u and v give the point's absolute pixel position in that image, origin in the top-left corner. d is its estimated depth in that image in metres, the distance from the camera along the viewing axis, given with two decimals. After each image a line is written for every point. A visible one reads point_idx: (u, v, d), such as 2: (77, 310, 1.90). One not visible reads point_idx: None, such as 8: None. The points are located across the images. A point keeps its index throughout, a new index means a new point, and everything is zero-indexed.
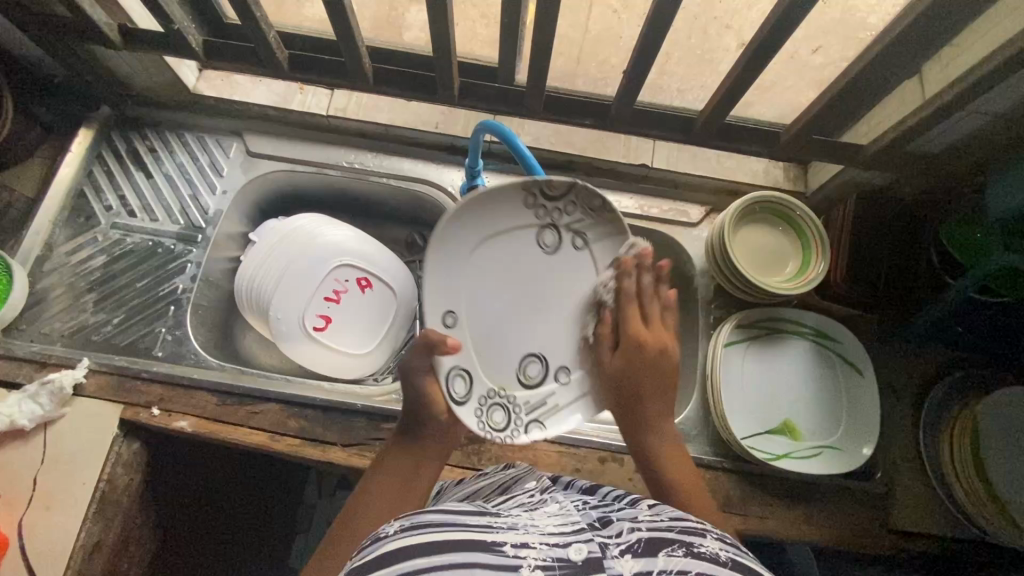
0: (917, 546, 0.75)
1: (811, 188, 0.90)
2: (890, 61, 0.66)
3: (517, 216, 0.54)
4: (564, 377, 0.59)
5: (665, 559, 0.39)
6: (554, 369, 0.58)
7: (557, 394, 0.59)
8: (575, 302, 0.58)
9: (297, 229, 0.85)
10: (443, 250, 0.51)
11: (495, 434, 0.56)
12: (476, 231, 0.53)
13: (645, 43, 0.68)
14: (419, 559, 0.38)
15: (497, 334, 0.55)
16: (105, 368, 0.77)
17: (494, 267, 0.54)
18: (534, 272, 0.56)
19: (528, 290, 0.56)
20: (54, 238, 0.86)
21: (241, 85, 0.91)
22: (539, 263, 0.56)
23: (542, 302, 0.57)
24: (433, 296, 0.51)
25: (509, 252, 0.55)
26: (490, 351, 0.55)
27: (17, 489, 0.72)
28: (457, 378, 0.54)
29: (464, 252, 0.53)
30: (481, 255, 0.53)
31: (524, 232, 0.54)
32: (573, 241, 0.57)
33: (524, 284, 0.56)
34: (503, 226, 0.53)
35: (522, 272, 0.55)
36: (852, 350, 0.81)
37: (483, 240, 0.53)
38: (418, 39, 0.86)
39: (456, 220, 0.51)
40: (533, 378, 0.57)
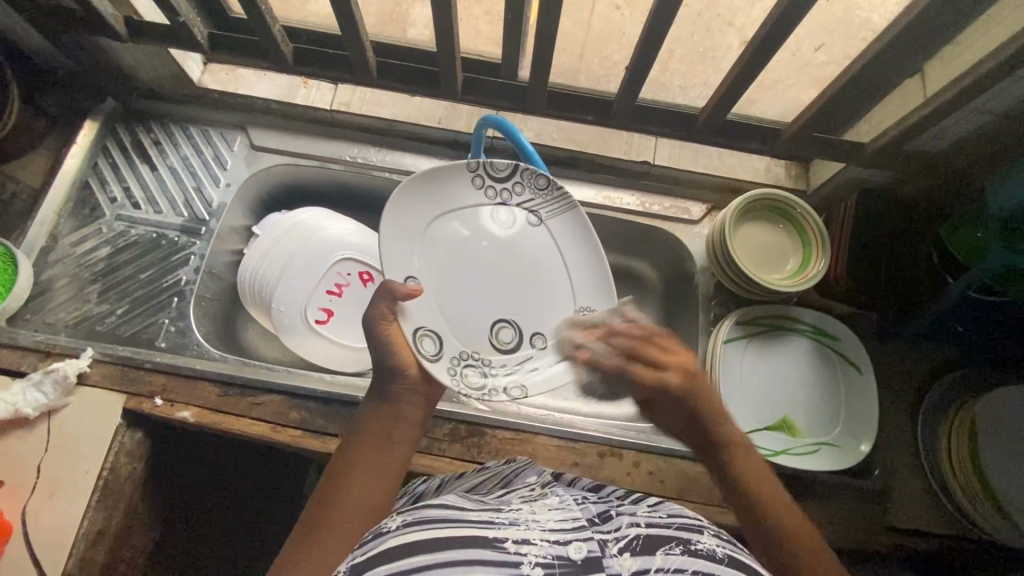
0: (913, 543, 0.76)
1: (812, 186, 0.90)
2: (889, 60, 0.67)
3: (468, 196, 0.64)
4: (539, 343, 0.66)
5: (663, 557, 0.41)
6: (527, 335, 0.65)
7: (534, 359, 0.66)
8: (539, 270, 0.66)
9: (300, 222, 0.85)
10: (398, 221, 0.61)
11: (472, 392, 0.63)
12: (432, 209, 0.63)
13: (647, 40, 0.69)
14: (420, 556, 0.39)
15: (466, 304, 0.63)
16: (109, 358, 0.78)
17: (451, 238, 0.63)
18: (494, 243, 0.65)
19: (490, 261, 0.64)
20: (58, 229, 0.87)
21: (245, 79, 0.92)
22: (496, 237, 0.65)
23: (508, 270, 0.65)
24: (397, 260, 0.61)
25: (465, 227, 0.64)
26: (459, 318, 0.63)
27: (20, 477, 0.72)
28: (426, 338, 0.60)
29: (423, 227, 0.63)
30: (434, 228, 0.63)
31: (476, 209, 0.65)
32: (529, 218, 0.66)
33: (486, 254, 0.64)
34: (455, 203, 0.64)
35: (482, 244, 0.64)
36: (851, 348, 0.81)
37: (437, 217, 0.63)
38: (422, 35, 0.87)
39: (410, 198, 0.62)
40: (509, 341, 0.65)
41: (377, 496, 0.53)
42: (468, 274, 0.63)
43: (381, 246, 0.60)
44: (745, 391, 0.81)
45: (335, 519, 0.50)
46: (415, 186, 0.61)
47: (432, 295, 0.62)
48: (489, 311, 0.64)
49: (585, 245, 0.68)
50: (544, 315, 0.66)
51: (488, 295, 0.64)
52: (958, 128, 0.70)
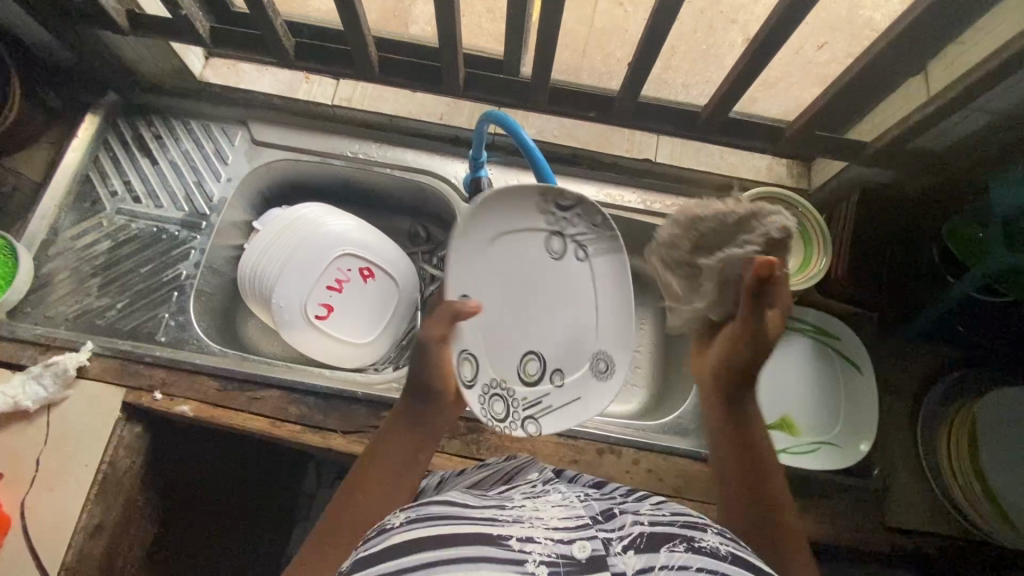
0: (915, 543, 0.75)
1: (814, 185, 0.90)
2: (891, 59, 0.66)
3: (530, 217, 0.59)
4: (558, 379, 0.60)
5: (667, 554, 0.41)
6: (551, 369, 0.60)
7: (552, 396, 0.60)
8: (574, 308, 0.62)
9: (301, 217, 0.85)
10: (471, 228, 0.54)
11: (496, 424, 0.56)
12: (495, 225, 0.57)
13: (651, 37, 0.68)
14: (425, 554, 0.39)
15: (505, 330, 0.57)
16: (109, 352, 0.78)
17: (507, 260, 0.58)
18: (540, 272, 0.60)
19: (531, 289, 0.59)
20: (59, 222, 0.87)
21: (247, 74, 0.93)
22: (544, 267, 0.60)
23: (545, 301, 0.60)
24: (454, 269, 0.54)
25: (518, 248, 0.58)
26: (497, 341, 0.56)
27: (19, 469, 0.72)
28: (465, 361, 0.54)
29: (483, 242, 0.56)
30: (495, 245, 0.57)
31: (531, 233, 0.59)
32: (576, 252, 0.62)
33: (529, 282, 0.59)
34: (518, 223, 0.58)
35: (529, 271, 0.59)
36: (852, 348, 0.81)
37: (502, 234, 0.57)
38: (424, 31, 0.87)
39: (483, 207, 0.55)
40: (533, 375, 0.59)
41: (387, 506, 0.52)
42: (511, 298, 0.58)
43: (454, 250, 0.54)
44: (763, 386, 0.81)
45: (342, 525, 0.50)
46: (495, 198, 0.56)
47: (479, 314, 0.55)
48: (521, 339, 0.58)
49: (619, 294, 0.64)
50: (573, 352, 0.62)
51: (522, 322, 0.59)
52: (961, 128, 0.70)
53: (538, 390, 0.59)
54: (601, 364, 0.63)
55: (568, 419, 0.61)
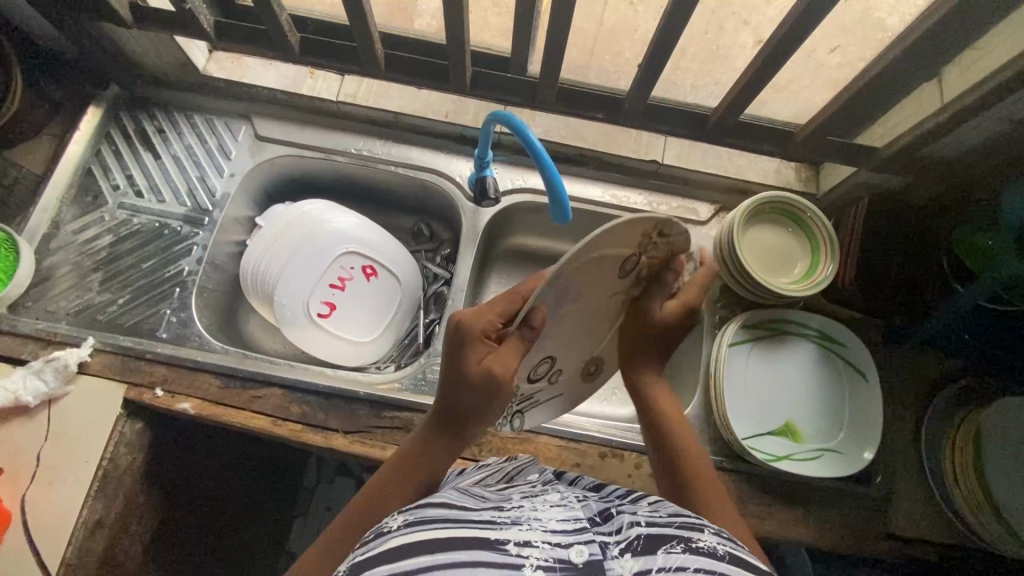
0: (913, 551, 0.75)
1: (822, 189, 0.89)
2: (907, 65, 0.65)
3: (620, 241, 0.47)
4: (556, 378, 0.61)
5: (664, 556, 0.39)
6: (553, 370, 0.59)
7: (542, 392, 0.62)
8: (592, 315, 0.56)
9: (304, 214, 0.84)
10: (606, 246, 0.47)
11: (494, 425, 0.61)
12: (611, 244, 0.47)
13: (663, 37, 0.67)
14: (421, 558, 0.38)
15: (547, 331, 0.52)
16: (110, 348, 0.77)
17: (580, 292, 0.50)
18: (603, 278, 0.51)
19: (596, 289, 0.52)
20: (61, 216, 0.87)
21: (251, 68, 0.92)
22: (591, 288, 0.51)
23: (599, 303, 0.55)
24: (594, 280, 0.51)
25: (598, 266, 0.49)
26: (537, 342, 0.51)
27: (20, 464, 0.72)
28: (543, 362, 0.56)
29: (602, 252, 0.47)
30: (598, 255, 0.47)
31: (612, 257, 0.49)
32: (638, 257, 0.53)
33: (596, 288, 0.52)
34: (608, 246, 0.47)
35: (592, 285, 0.51)
36: (858, 355, 0.80)
37: (612, 259, 0.49)
38: (429, 25, 0.84)
39: (617, 238, 0.47)
40: (538, 375, 0.57)
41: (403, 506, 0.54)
42: (591, 291, 0.52)
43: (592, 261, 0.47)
44: (729, 391, 0.79)
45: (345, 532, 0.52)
46: (612, 238, 0.46)
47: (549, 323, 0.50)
48: (544, 352, 0.54)
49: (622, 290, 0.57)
50: (585, 351, 0.60)
51: (557, 335, 0.54)
52: (974, 136, 0.69)
53: (537, 385, 0.59)
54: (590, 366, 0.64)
55: (542, 411, 0.66)
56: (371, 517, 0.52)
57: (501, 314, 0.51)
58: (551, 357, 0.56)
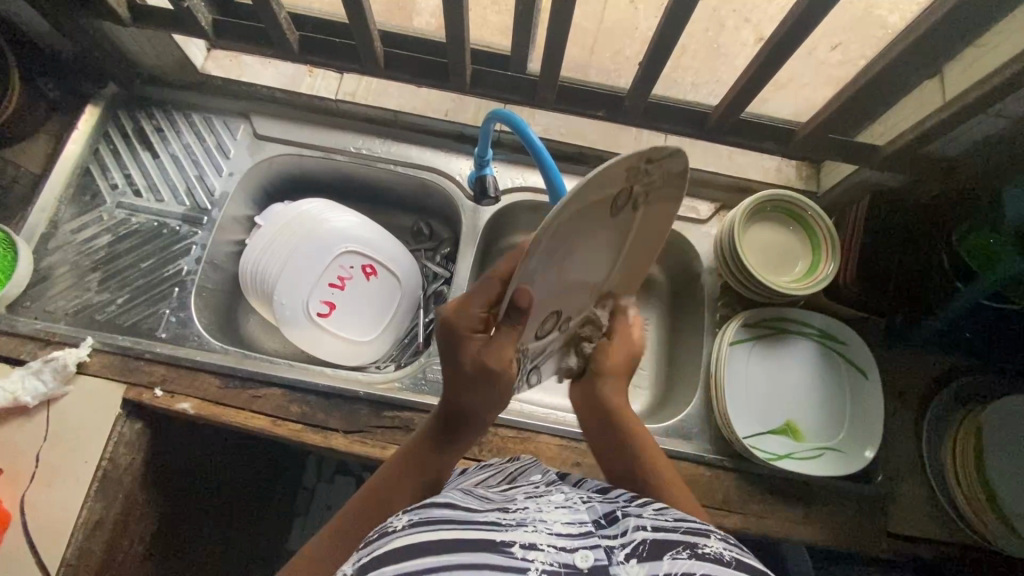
0: (913, 549, 0.75)
1: (823, 187, 0.89)
2: (909, 63, 0.65)
3: (600, 190, 0.41)
4: (566, 326, 0.58)
5: (670, 561, 0.39)
6: (562, 323, 0.56)
7: (555, 340, 0.59)
8: (593, 267, 0.51)
9: (305, 213, 0.84)
10: (584, 203, 0.41)
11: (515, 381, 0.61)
12: (587, 202, 0.41)
13: (664, 35, 0.67)
14: (426, 559, 0.38)
15: (544, 298, 0.47)
16: (109, 348, 0.77)
17: (574, 251, 0.45)
18: (596, 226, 0.45)
19: (588, 243, 0.46)
20: (59, 216, 0.86)
21: (250, 67, 0.92)
22: (582, 243, 0.46)
23: (597, 253, 0.49)
24: (583, 235, 0.45)
25: (583, 221, 0.43)
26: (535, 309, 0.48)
27: (19, 465, 0.72)
28: (549, 321, 0.52)
29: (580, 211, 0.41)
30: (580, 211, 0.41)
31: (598, 204, 0.43)
32: (634, 199, 0.46)
33: (588, 242, 0.46)
34: (588, 199, 0.41)
35: (584, 238, 0.45)
36: (859, 354, 0.80)
37: (595, 213, 0.44)
38: (428, 24, 0.84)
39: (592, 194, 0.41)
40: (545, 332, 0.54)
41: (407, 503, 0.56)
42: (582, 246, 0.46)
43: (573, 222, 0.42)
44: (731, 389, 0.79)
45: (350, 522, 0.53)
46: (583, 200, 0.40)
47: (540, 291, 0.46)
48: (545, 316, 0.51)
49: (624, 233, 0.50)
50: (594, 295, 0.57)
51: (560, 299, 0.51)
52: (976, 134, 0.69)
53: (548, 338, 0.56)
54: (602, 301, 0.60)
55: (558, 354, 0.65)
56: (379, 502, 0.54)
57: (486, 303, 0.49)
58: (558, 314, 0.53)
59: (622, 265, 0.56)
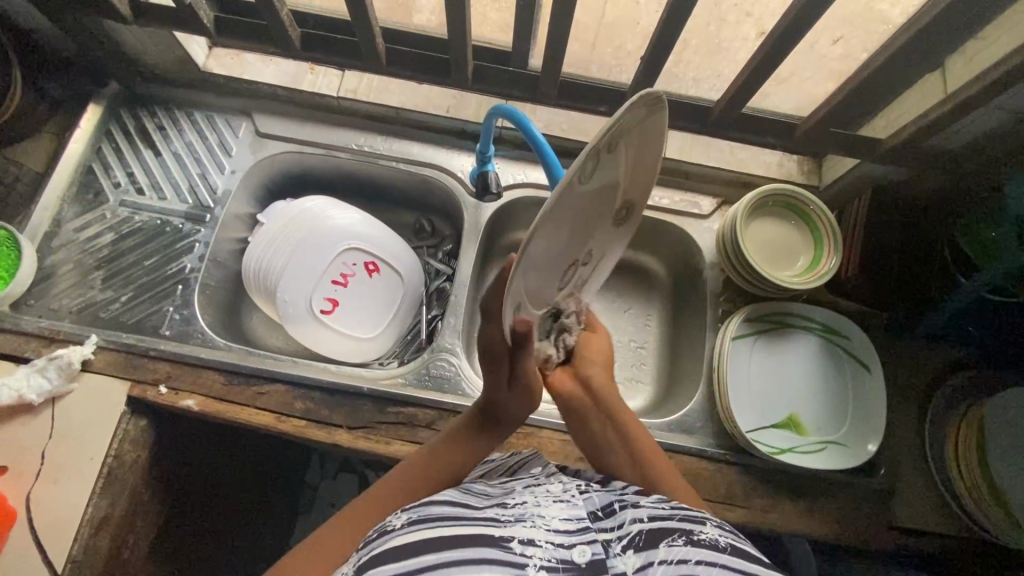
0: (915, 542, 0.76)
1: (825, 181, 0.89)
2: (910, 56, 0.65)
3: (555, 200, 0.40)
4: (592, 256, 0.58)
5: (666, 549, 0.40)
6: (586, 260, 0.57)
7: (587, 271, 0.60)
8: (586, 215, 0.49)
9: (305, 211, 0.84)
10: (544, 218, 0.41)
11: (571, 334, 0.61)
12: (547, 216, 0.41)
13: (665, 30, 0.67)
14: (424, 556, 0.38)
15: (543, 279, 0.49)
16: (114, 346, 0.77)
17: (563, 229, 0.46)
18: (570, 203, 0.44)
19: (566, 221, 0.46)
20: (62, 214, 0.86)
21: (251, 65, 0.91)
22: (561, 221, 0.45)
23: (585, 211, 0.48)
24: (557, 220, 0.44)
25: (553, 215, 0.43)
26: (540, 289, 0.50)
27: (25, 462, 0.72)
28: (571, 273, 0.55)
29: (541, 223, 0.41)
30: (541, 222, 0.41)
31: (563, 191, 0.41)
32: (601, 152, 0.43)
33: (566, 219, 0.46)
34: (548, 210, 0.41)
35: (561, 218, 0.45)
36: (860, 348, 0.80)
37: (560, 205, 0.43)
38: (429, 20, 0.84)
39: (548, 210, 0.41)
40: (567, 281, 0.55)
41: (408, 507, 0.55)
42: (561, 225, 0.46)
43: (536, 232, 0.42)
44: (732, 384, 0.79)
45: (346, 523, 0.52)
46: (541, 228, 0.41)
47: (534, 288, 0.49)
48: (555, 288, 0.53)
49: (609, 169, 0.47)
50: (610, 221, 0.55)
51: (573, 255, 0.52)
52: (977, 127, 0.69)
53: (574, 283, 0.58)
54: (624, 212, 0.57)
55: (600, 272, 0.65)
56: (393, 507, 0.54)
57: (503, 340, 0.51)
58: (577, 262, 0.55)
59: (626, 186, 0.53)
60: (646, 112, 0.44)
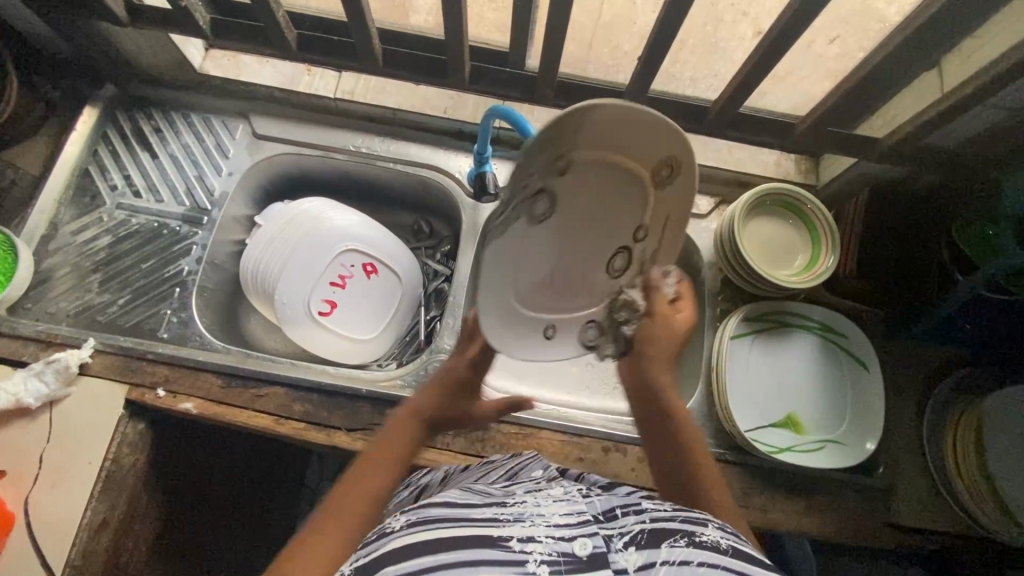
0: (914, 540, 0.75)
1: (822, 180, 0.89)
2: (907, 55, 0.65)
3: (496, 261, 0.43)
4: (642, 232, 0.50)
5: (668, 549, 0.40)
6: (634, 237, 0.50)
7: (641, 246, 0.52)
8: (583, 222, 0.46)
9: (303, 212, 0.84)
10: (496, 276, 0.45)
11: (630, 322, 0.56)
12: (500, 273, 0.45)
13: (662, 29, 0.67)
14: (424, 558, 0.38)
15: (569, 288, 0.52)
16: (111, 349, 0.77)
17: (546, 262, 0.47)
18: (537, 241, 0.45)
19: (551, 248, 0.47)
20: (58, 217, 0.86)
21: (248, 67, 0.91)
22: (539, 254, 0.46)
23: (573, 227, 0.46)
24: (534, 255, 0.46)
25: (517, 259, 0.45)
26: (576, 293, 0.52)
27: (23, 466, 0.72)
28: (617, 259, 0.52)
29: (501, 276, 0.45)
30: (493, 283, 0.45)
31: (510, 241, 0.43)
32: (535, 199, 0.42)
33: (550, 247, 0.46)
34: (498, 265, 0.44)
35: (541, 253, 0.46)
36: (859, 347, 0.80)
37: (514, 257, 0.45)
38: (426, 21, 0.84)
39: (494, 273, 0.44)
40: (620, 267, 0.53)
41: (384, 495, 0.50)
42: (542, 257, 0.47)
43: (493, 288, 0.45)
44: (731, 383, 0.79)
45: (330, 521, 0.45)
46: (494, 286, 0.45)
47: (559, 305, 0.53)
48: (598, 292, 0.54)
49: (577, 183, 0.43)
50: (626, 190, 0.46)
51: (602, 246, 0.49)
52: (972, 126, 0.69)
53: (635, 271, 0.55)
54: (664, 171, 0.46)
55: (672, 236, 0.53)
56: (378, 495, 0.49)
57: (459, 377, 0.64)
58: (624, 248, 0.51)
59: (636, 163, 0.45)
60: (581, 123, 0.39)
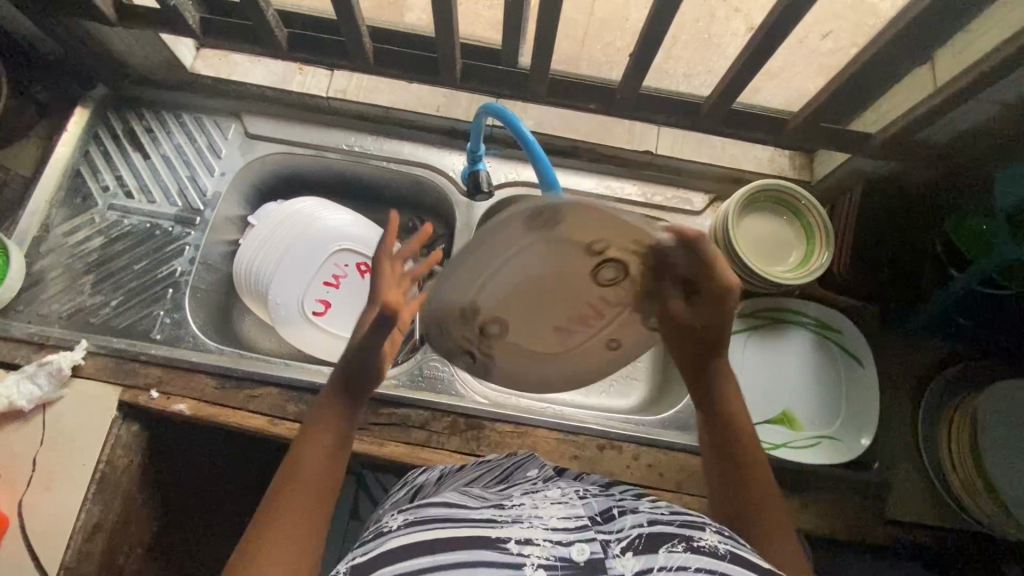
0: (911, 535, 0.75)
1: (817, 176, 0.89)
2: (899, 50, 0.65)
3: (507, 367, 0.52)
4: (596, 245, 0.41)
5: (665, 555, 0.40)
6: (591, 253, 0.42)
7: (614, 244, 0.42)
8: (530, 304, 0.46)
9: (298, 212, 0.84)
10: (523, 373, 0.54)
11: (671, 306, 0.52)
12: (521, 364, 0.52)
13: (653, 25, 0.66)
14: (423, 558, 0.38)
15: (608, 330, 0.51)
16: (104, 351, 0.77)
17: (562, 345, 0.52)
18: (532, 336, 0.50)
19: (550, 335, 0.50)
20: (50, 219, 0.86)
21: (239, 65, 0.90)
22: (541, 339, 0.50)
23: (536, 314, 0.48)
24: (542, 338, 0.50)
25: (530, 356, 0.52)
26: (617, 326, 0.51)
27: (16, 469, 0.72)
28: (604, 275, 0.44)
29: (533, 366, 0.53)
30: (522, 374, 0.54)
31: (520, 350, 0.51)
32: (480, 331, 0.47)
33: (547, 334, 0.50)
34: (520, 367, 0.53)
35: (548, 339, 0.50)
36: (854, 343, 0.80)
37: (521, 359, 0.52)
38: (419, 19, 0.84)
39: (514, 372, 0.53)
40: (612, 276, 0.45)
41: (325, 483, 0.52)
42: (548, 339, 0.50)
43: (529, 381, 0.55)
44: None
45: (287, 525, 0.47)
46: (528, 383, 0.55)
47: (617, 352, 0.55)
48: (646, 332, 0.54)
49: (483, 298, 0.45)
50: (529, 256, 0.42)
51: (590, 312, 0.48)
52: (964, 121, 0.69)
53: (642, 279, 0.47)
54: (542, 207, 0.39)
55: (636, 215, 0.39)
56: (323, 487, 0.51)
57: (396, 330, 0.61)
58: (607, 274, 0.44)
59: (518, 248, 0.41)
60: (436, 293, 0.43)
